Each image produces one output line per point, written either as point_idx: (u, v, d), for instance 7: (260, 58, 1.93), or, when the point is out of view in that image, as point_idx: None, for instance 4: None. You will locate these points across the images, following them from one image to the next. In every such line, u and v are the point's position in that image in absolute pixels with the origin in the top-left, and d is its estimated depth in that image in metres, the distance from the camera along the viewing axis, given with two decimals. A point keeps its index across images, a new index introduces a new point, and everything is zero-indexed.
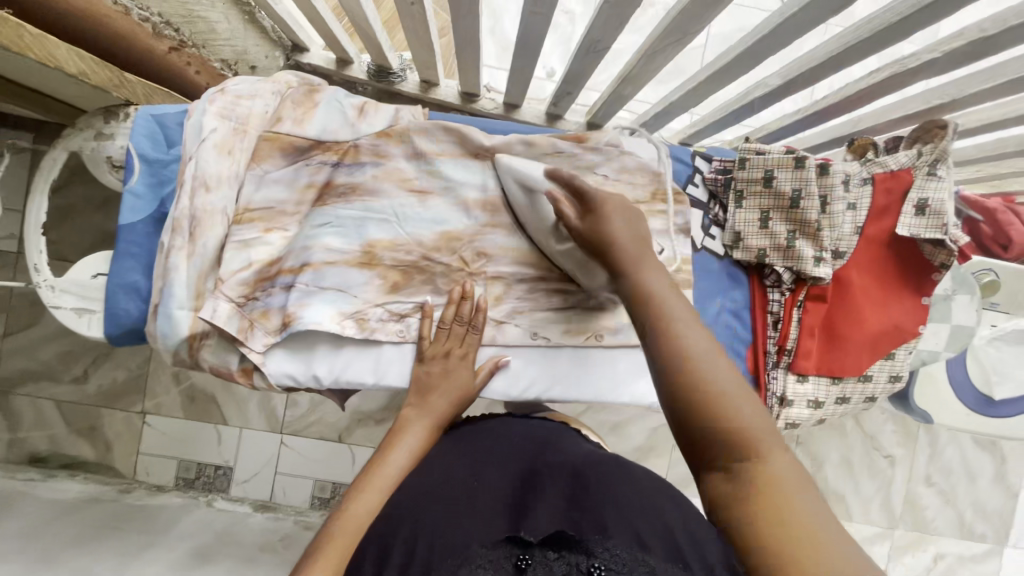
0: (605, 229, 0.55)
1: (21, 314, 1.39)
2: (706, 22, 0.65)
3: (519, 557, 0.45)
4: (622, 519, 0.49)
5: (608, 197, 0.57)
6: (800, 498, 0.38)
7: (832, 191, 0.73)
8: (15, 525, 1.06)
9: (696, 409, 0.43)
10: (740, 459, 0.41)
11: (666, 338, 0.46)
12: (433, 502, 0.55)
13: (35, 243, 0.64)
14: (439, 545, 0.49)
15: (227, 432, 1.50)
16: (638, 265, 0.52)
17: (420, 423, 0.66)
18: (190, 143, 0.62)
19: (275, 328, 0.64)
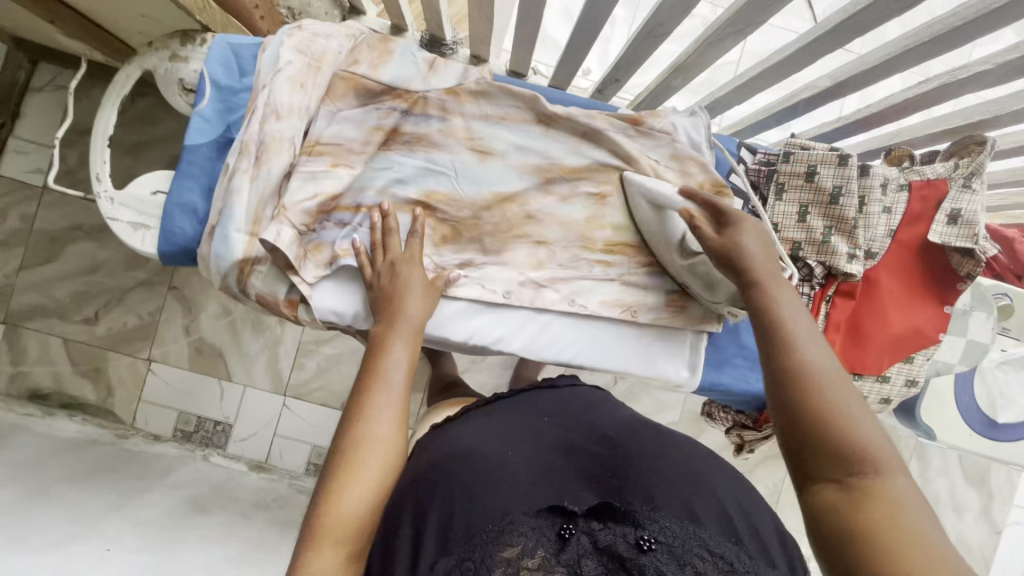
0: (737, 243, 0.58)
1: (40, 249, 1.38)
2: (772, 14, 0.68)
3: (561, 526, 0.45)
4: (672, 493, 0.47)
5: (748, 222, 0.59)
6: (915, 512, 0.39)
7: (870, 192, 0.75)
8: (16, 455, 1.05)
9: (837, 437, 0.44)
10: (858, 472, 0.42)
11: (781, 353, 0.50)
12: (463, 460, 0.51)
13: (100, 155, 0.65)
14: (476, 509, 0.46)
15: (231, 389, 1.49)
16: (771, 282, 0.55)
17: (405, 333, 0.59)
18: (265, 73, 0.64)
19: (331, 258, 0.66)
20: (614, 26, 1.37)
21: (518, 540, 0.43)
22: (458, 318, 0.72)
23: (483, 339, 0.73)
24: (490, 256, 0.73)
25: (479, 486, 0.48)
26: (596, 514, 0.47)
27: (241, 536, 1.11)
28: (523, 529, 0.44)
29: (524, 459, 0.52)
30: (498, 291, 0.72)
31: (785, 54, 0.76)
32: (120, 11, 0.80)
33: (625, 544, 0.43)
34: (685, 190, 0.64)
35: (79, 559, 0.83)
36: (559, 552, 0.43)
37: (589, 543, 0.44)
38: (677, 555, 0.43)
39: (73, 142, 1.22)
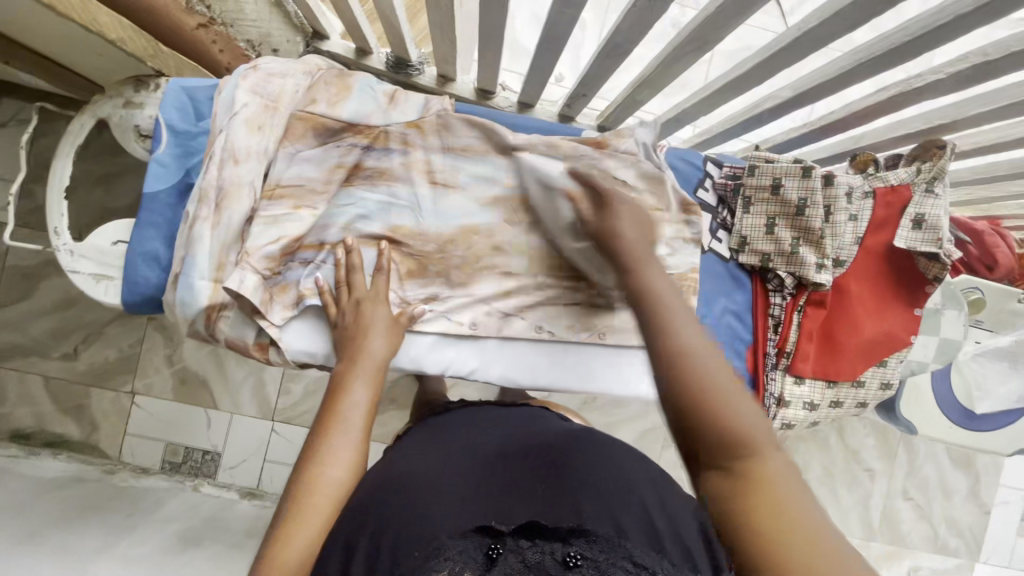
0: (613, 223, 0.54)
1: (14, 287, 1.37)
2: (729, 31, 0.68)
3: (490, 547, 0.42)
4: (599, 503, 0.47)
5: (618, 195, 0.57)
6: (795, 495, 0.39)
7: (836, 202, 0.76)
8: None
9: (707, 416, 0.42)
10: (741, 455, 0.40)
11: (658, 326, 0.47)
12: (401, 486, 0.50)
13: (57, 207, 0.64)
14: (404, 536, 0.45)
15: (218, 417, 1.48)
16: (642, 264, 0.51)
17: (364, 372, 0.59)
18: (221, 117, 0.63)
19: (296, 296, 0.66)
20: (582, 35, 1.37)
21: (444, 565, 0.40)
22: (431, 351, 0.72)
23: (457, 369, 0.73)
24: (458, 287, 0.74)
25: (412, 515, 0.47)
26: (525, 531, 0.43)
27: (232, 567, 1.11)
28: (449, 553, 0.41)
29: (461, 485, 0.50)
30: (464, 322, 0.73)
31: (744, 69, 0.76)
32: (79, 54, 0.80)
33: (551, 561, 0.39)
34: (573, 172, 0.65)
35: None
36: (486, 571, 0.40)
37: (516, 563, 0.40)
38: (604, 570, 0.39)
39: (40, 179, 1.20)
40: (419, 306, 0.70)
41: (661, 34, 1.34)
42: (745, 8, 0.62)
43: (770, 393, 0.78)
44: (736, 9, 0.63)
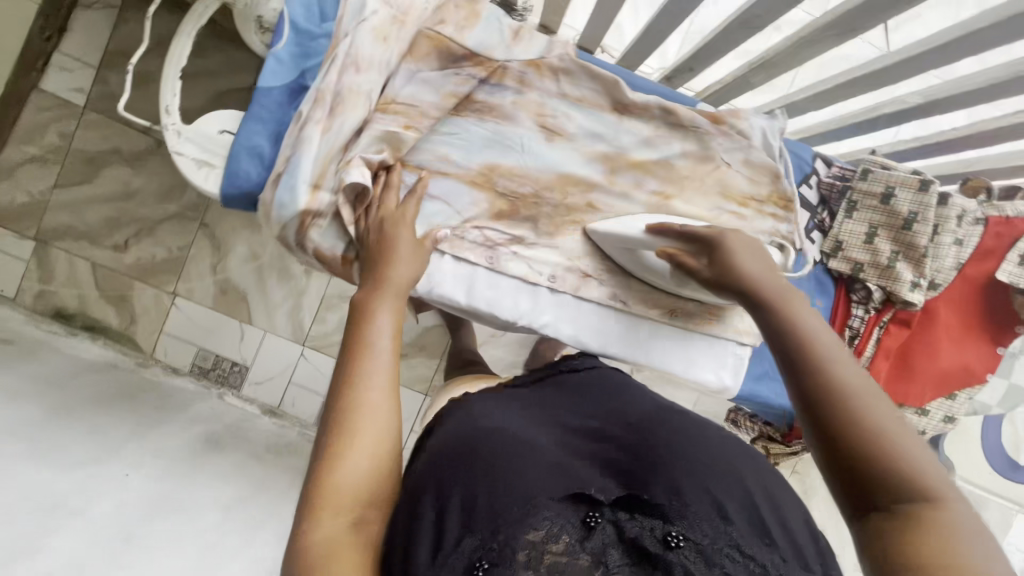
0: (729, 248, 0.54)
1: (76, 170, 1.37)
2: (880, 24, 0.64)
3: (586, 514, 0.44)
4: (696, 482, 0.48)
5: (737, 233, 0.55)
6: (980, 555, 0.32)
7: (946, 223, 0.73)
8: (40, 372, 1.06)
9: (854, 424, 0.38)
10: (912, 498, 0.34)
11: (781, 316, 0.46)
12: (486, 440, 0.50)
13: (171, 85, 0.64)
14: (500, 487, 0.44)
15: (251, 333, 1.50)
16: (764, 270, 0.51)
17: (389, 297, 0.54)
18: (348, 21, 0.61)
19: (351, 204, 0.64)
20: None
21: (541, 524, 0.42)
22: (506, 293, 0.72)
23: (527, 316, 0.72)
24: (543, 237, 0.73)
25: (502, 468, 0.46)
26: (624, 504, 0.46)
27: (248, 477, 1.12)
28: (548, 513, 0.42)
29: (543, 449, 0.50)
30: (542, 273, 0.72)
31: (885, 64, 0.72)
32: None
33: (651, 539, 0.43)
34: (654, 227, 0.63)
35: (97, 482, 0.84)
36: (583, 540, 0.43)
37: (613, 534, 0.44)
38: (707, 554, 0.43)
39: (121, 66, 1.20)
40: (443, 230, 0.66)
41: None
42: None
43: None
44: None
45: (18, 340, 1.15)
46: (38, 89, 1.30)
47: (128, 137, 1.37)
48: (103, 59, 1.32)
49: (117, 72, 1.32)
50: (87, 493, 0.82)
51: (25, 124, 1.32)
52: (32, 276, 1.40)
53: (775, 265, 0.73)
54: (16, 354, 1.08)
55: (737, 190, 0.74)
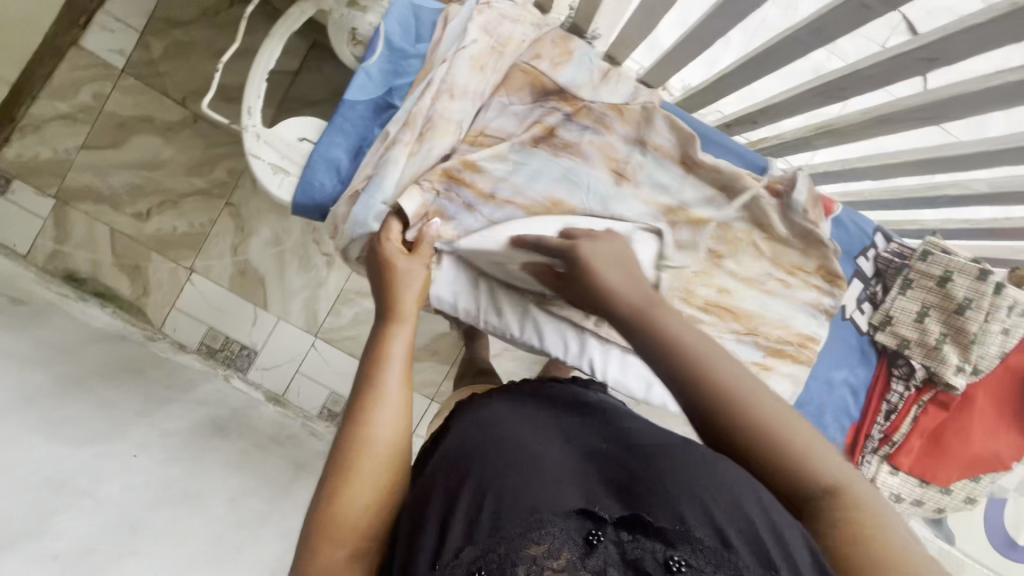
0: (590, 263, 0.54)
1: (105, 132, 1.29)
2: (973, 115, 0.65)
3: (590, 531, 0.40)
4: (699, 500, 0.41)
5: (598, 248, 0.55)
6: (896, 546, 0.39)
7: (996, 311, 0.74)
8: (51, 337, 0.96)
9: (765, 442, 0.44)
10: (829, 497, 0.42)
11: (679, 354, 0.47)
12: (490, 447, 0.47)
13: (256, 88, 0.64)
14: (506, 499, 0.42)
15: (264, 318, 1.41)
16: (638, 303, 0.51)
17: (407, 319, 0.53)
18: (447, 46, 0.61)
19: (404, 221, 0.60)
20: (726, 47, 1.28)
21: (545, 539, 0.39)
22: (555, 332, 0.70)
23: (574, 358, 0.71)
24: None
25: (505, 474, 0.44)
26: (626, 522, 0.41)
27: (255, 470, 0.99)
28: (552, 528, 0.39)
29: (554, 459, 0.47)
30: (589, 316, 0.71)
31: (959, 151, 0.73)
32: None
33: (651, 560, 0.37)
34: (515, 239, 0.60)
35: (106, 465, 0.74)
36: (585, 557, 0.38)
37: (615, 554, 0.39)
38: None
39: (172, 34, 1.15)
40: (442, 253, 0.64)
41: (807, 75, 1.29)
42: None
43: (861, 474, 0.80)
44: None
45: (30, 301, 1.06)
46: (77, 47, 1.24)
47: (163, 106, 1.29)
48: (147, 24, 1.25)
49: (161, 39, 1.26)
50: (97, 474, 0.72)
51: (58, 80, 1.26)
52: (47, 234, 1.32)
53: (809, 335, 0.76)
54: (24, 314, 0.98)
55: (796, 266, 0.75)
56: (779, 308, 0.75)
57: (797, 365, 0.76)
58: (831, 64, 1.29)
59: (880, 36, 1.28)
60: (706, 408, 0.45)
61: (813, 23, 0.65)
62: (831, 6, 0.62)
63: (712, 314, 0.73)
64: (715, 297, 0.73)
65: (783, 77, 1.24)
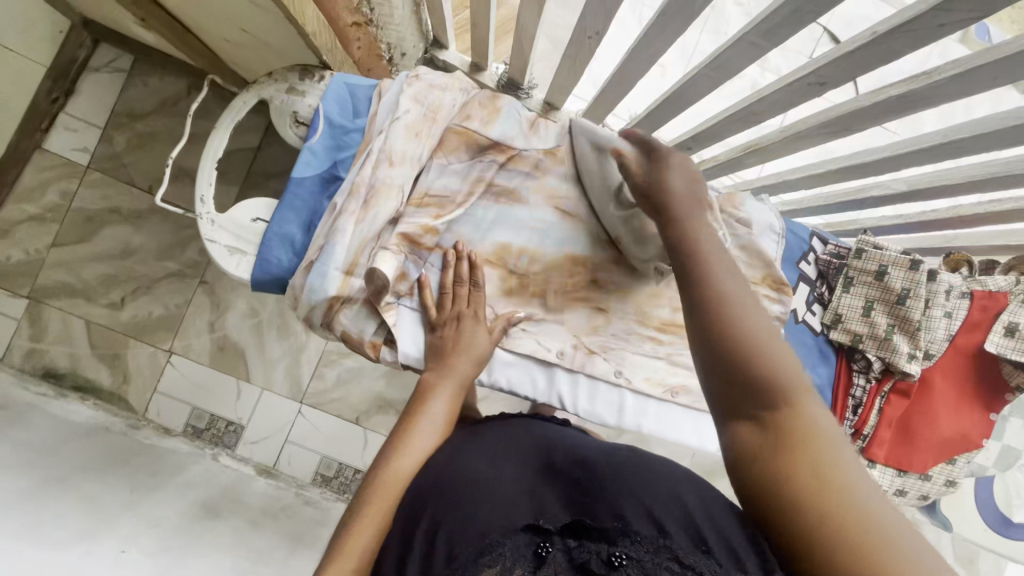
0: (662, 176, 0.60)
1: (74, 228, 1.32)
2: (870, 126, 0.70)
3: (538, 545, 0.42)
4: (635, 500, 0.43)
5: (679, 156, 0.61)
6: (825, 448, 0.39)
7: (936, 296, 0.78)
8: (32, 436, 0.94)
9: (723, 338, 0.46)
10: (768, 408, 0.42)
11: (688, 249, 0.53)
12: (442, 484, 0.50)
13: (206, 177, 0.67)
14: (456, 533, 0.44)
15: (248, 390, 1.40)
16: (690, 214, 0.56)
17: (444, 384, 0.62)
18: (383, 119, 0.66)
19: (378, 282, 0.63)
20: (663, 76, 1.37)
21: (496, 561, 0.41)
22: (523, 372, 0.73)
23: (543, 394, 0.73)
24: (551, 312, 0.74)
25: (457, 508, 0.46)
26: (572, 531, 0.43)
27: (248, 549, 0.97)
28: (501, 550, 0.41)
29: (501, 479, 0.49)
30: (551, 350, 0.73)
31: (869, 158, 0.78)
32: (218, 23, 0.77)
33: (597, 560, 0.40)
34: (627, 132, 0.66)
35: (93, 561, 0.72)
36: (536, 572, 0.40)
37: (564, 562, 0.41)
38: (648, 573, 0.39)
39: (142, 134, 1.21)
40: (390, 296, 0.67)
41: (740, 93, 1.37)
42: (906, 106, 0.63)
43: None
44: (905, 105, 0.64)
45: (7, 402, 1.03)
46: (41, 149, 1.29)
47: (130, 196, 1.33)
48: (109, 121, 1.31)
49: (123, 133, 1.31)
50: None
51: (25, 184, 1.29)
52: (22, 335, 1.31)
53: None
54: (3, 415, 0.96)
55: (743, 277, 0.78)
56: None
57: None
58: (763, 80, 1.38)
59: (805, 50, 1.37)
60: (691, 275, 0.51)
61: (714, 60, 0.71)
62: (725, 45, 0.69)
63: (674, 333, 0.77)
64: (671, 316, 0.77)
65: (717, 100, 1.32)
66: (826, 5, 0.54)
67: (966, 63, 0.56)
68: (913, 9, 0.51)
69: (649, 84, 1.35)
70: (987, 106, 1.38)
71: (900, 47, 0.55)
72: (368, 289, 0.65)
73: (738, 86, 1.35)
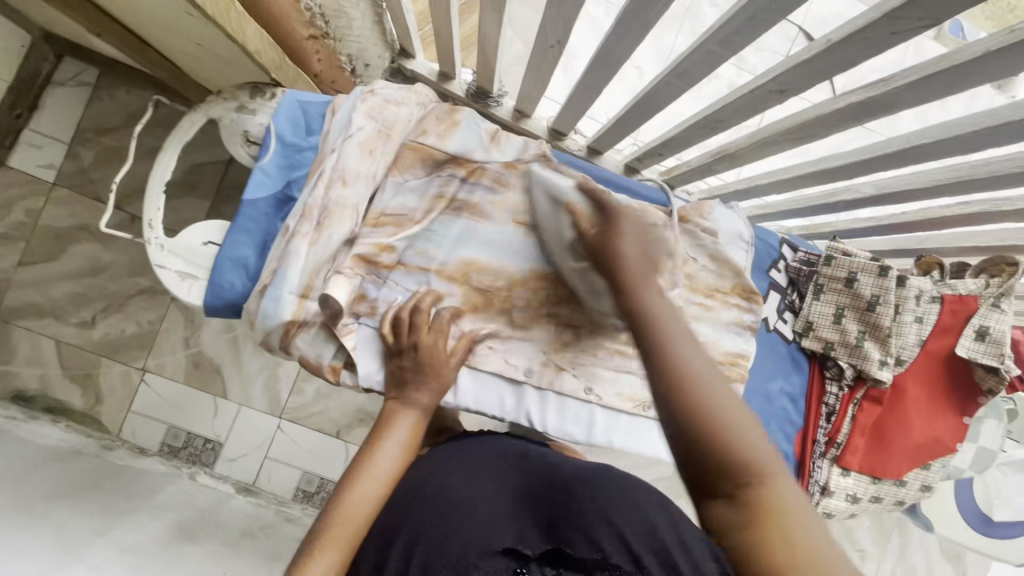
0: (612, 246, 0.54)
1: (41, 246, 1.29)
2: (832, 132, 0.70)
3: (515, 570, 0.41)
4: (614, 532, 0.43)
5: (629, 214, 0.57)
6: (801, 528, 0.39)
7: (905, 302, 0.77)
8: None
9: (693, 411, 0.43)
10: (745, 486, 0.41)
11: (640, 314, 0.49)
12: (424, 507, 0.50)
13: (154, 200, 0.65)
14: (435, 553, 0.44)
15: (225, 406, 1.38)
16: (638, 284, 0.50)
17: (407, 413, 0.60)
18: (335, 137, 0.64)
19: (334, 308, 0.62)
20: (639, 79, 1.36)
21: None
22: (489, 391, 0.71)
23: (511, 413, 0.72)
24: (517, 329, 0.71)
25: (436, 530, 0.46)
26: (551, 559, 0.41)
27: (223, 571, 0.94)
28: (477, 571, 0.40)
29: (486, 505, 0.49)
30: (518, 367, 0.71)
31: (836, 163, 0.77)
32: (170, 37, 0.75)
33: None
34: (579, 184, 0.61)
35: None
36: None
37: None
38: None
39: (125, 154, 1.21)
40: (348, 319, 0.65)
41: (715, 95, 1.37)
42: (868, 112, 0.63)
43: (815, 479, 0.80)
44: (865, 112, 0.63)
45: None
46: (5, 166, 1.25)
47: (98, 212, 1.29)
48: (74, 136, 1.28)
49: (89, 147, 1.28)
50: None
51: None
52: None
53: (738, 354, 0.78)
54: None
55: (714, 288, 0.77)
56: (705, 332, 0.76)
57: (731, 385, 0.77)
58: (738, 82, 1.37)
59: (780, 49, 1.37)
60: (648, 347, 0.47)
61: (677, 68, 0.70)
62: (686, 53, 0.68)
63: (642, 346, 0.74)
64: (639, 328, 0.74)
65: (692, 103, 1.32)
66: (781, 12, 0.53)
67: (924, 69, 0.55)
68: (866, 15, 0.50)
69: (624, 88, 1.34)
70: (961, 102, 1.39)
71: (856, 54, 0.54)
72: (324, 312, 0.63)
73: (713, 89, 1.35)
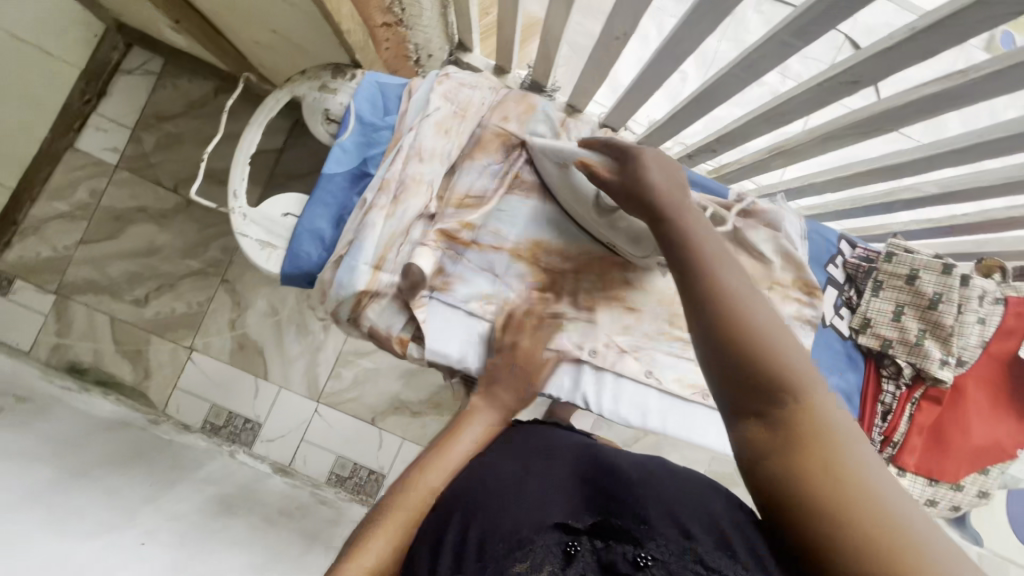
0: (639, 172, 0.53)
1: (101, 225, 1.34)
2: (901, 125, 0.69)
3: (568, 543, 0.41)
4: (664, 505, 0.41)
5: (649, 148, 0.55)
6: (847, 449, 0.33)
7: (969, 301, 0.76)
8: (57, 429, 0.95)
9: (714, 314, 0.39)
10: (775, 406, 0.35)
11: (680, 236, 0.46)
12: (474, 476, 0.48)
13: (240, 171, 0.69)
14: (488, 522, 0.43)
15: (266, 388, 1.41)
16: (671, 203, 0.49)
17: (488, 408, 0.57)
18: (413, 116, 0.67)
19: (414, 275, 0.64)
20: (684, 82, 1.37)
21: (528, 557, 0.40)
22: None
23: (568, 395, 0.71)
24: (581, 311, 0.73)
25: (487, 502, 0.45)
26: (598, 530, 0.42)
27: (264, 545, 0.97)
28: (533, 546, 0.41)
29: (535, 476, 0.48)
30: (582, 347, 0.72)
31: (899, 158, 0.76)
32: (249, 25, 0.79)
33: (623, 561, 0.39)
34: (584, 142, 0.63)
35: (117, 549, 0.71)
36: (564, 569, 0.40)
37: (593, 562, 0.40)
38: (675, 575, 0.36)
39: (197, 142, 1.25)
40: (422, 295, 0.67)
41: (760, 99, 1.37)
42: (943, 104, 0.62)
43: None
44: (935, 104, 0.63)
45: (32, 395, 1.04)
46: (72, 149, 1.31)
47: (156, 195, 1.35)
48: (139, 121, 1.34)
49: (151, 133, 1.34)
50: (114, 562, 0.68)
51: (56, 182, 1.32)
52: (48, 330, 1.33)
53: None
54: (30, 408, 0.97)
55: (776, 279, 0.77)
56: None
57: None
58: (784, 87, 1.37)
59: (827, 55, 1.37)
60: (678, 257, 0.44)
61: (743, 60, 0.71)
62: (754, 45, 0.68)
63: None
64: None
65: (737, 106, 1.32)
66: (859, 2, 0.54)
67: (1007, 58, 0.54)
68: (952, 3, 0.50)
69: (670, 90, 1.35)
70: (1014, 112, 1.36)
71: (937, 44, 0.54)
72: (398, 283, 0.66)
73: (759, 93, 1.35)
